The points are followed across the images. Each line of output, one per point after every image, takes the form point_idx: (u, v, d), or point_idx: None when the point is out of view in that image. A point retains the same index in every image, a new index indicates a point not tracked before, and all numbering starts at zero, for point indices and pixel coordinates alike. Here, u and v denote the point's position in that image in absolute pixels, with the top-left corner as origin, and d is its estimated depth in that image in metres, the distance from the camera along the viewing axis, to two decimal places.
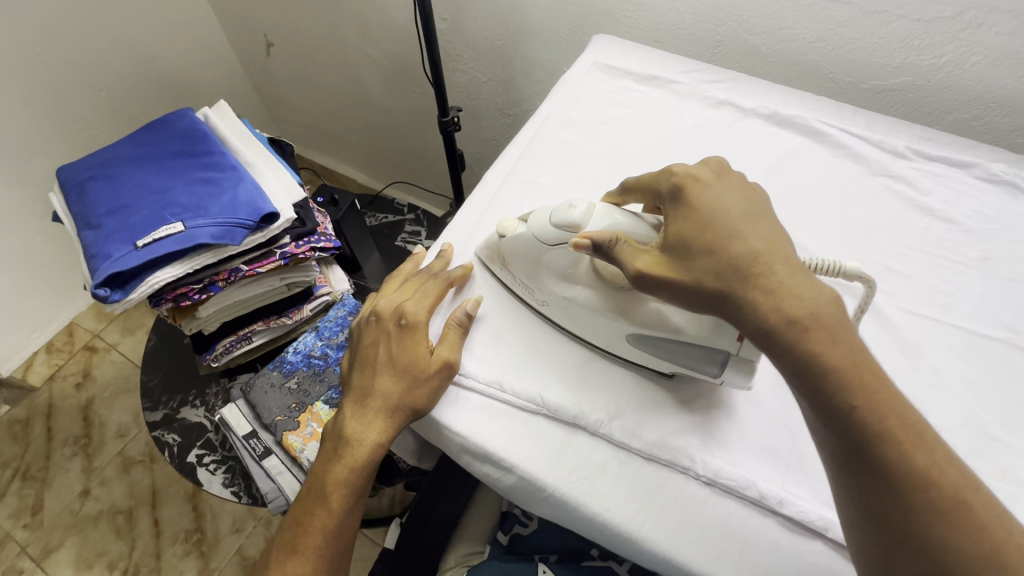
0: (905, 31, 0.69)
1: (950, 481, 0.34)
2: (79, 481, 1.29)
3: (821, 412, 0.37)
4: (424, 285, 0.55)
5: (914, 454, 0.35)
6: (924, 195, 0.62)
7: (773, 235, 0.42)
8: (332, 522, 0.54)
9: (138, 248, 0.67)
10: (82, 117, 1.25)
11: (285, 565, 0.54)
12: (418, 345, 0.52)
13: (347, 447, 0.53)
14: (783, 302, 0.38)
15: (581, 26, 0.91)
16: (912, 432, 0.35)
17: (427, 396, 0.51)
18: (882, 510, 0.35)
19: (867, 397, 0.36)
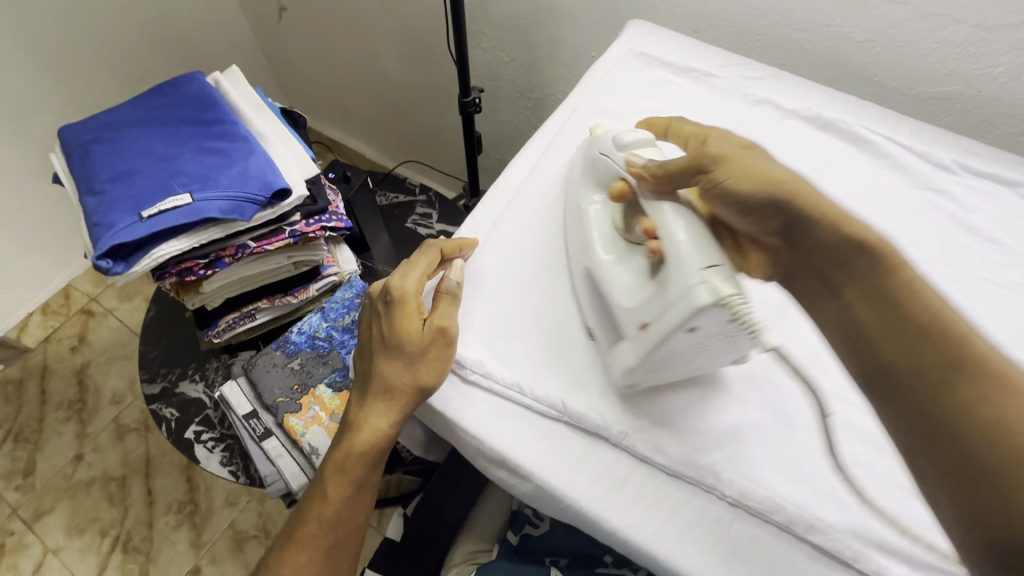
0: (962, 37, 0.65)
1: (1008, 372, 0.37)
2: (71, 446, 1.27)
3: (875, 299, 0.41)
4: (414, 258, 0.54)
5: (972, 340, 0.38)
6: (969, 212, 0.60)
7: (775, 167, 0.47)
8: (333, 513, 0.53)
9: (143, 220, 0.64)
10: (86, 73, 1.20)
11: (287, 557, 0.52)
12: (407, 317, 0.51)
13: (345, 432, 0.52)
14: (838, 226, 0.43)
15: (615, 10, 0.87)
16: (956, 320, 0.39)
17: (421, 372, 0.49)
18: (935, 420, 0.38)
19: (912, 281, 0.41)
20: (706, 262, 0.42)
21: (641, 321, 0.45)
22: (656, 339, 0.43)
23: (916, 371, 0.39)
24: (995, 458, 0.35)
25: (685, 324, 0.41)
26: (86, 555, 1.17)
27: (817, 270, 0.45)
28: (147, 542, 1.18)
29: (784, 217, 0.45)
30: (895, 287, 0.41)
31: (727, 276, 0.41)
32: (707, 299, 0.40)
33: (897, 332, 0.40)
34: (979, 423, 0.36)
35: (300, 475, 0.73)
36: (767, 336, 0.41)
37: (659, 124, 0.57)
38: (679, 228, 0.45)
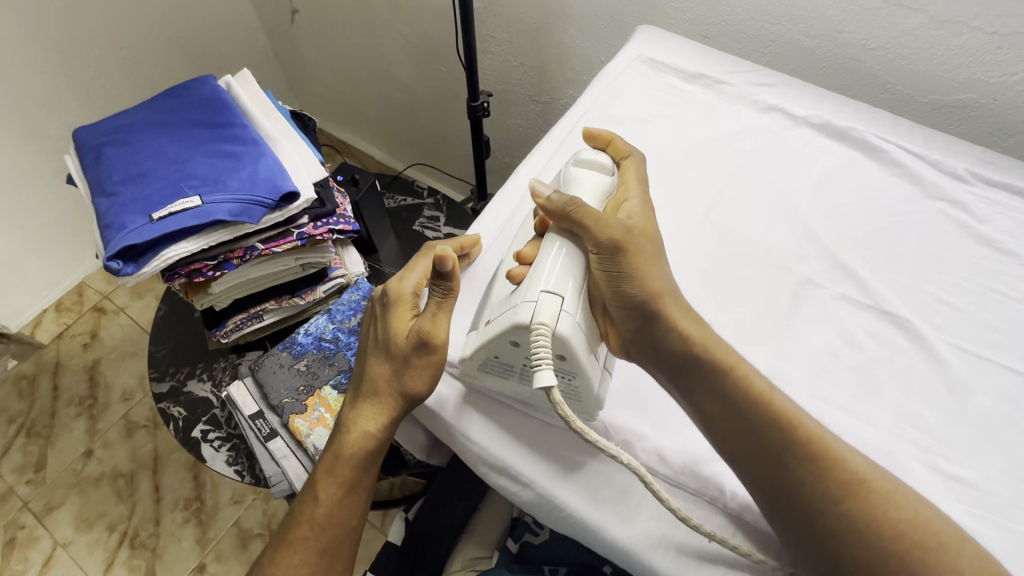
0: (978, 44, 0.64)
1: (840, 471, 0.41)
2: (82, 441, 1.29)
3: (715, 403, 0.44)
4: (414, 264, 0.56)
5: (796, 443, 0.42)
6: (982, 223, 0.59)
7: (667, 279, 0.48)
8: (326, 514, 0.53)
9: (153, 221, 0.64)
10: (102, 75, 1.23)
11: (275, 558, 0.53)
12: (399, 318, 0.52)
13: (340, 433, 0.53)
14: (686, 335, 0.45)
15: (625, 15, 0.87)
16: (784, 422, 0.42)
17: (413, 372, 0.50)
18: (779, 493, 0.41)
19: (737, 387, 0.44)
20: (550, 286, 0.45)
21: (488, 317, 0.49)
22: (484, 339, 0.47)
23: (759, 453, 0.42)
24: (825, 526, 0.40)
25: (507, 336, 0.46)
26: (93, 549, 1.18)
27: (670, 363, 0.46)
28: (154, 538, 1.19)
29: (644, 322, 0.46)
30: (741, 397, 0.43)
31: (556, 310, 0.44)
32: (527, 318, 0.44)
33: (736, 420, 0.43)
34: (812, 499, 0.41)
35: (303, 474, 0.74)
36: (543, 374, 0.42)
37: (620, 148, 0.57)
38: (547, 265, 0.47)
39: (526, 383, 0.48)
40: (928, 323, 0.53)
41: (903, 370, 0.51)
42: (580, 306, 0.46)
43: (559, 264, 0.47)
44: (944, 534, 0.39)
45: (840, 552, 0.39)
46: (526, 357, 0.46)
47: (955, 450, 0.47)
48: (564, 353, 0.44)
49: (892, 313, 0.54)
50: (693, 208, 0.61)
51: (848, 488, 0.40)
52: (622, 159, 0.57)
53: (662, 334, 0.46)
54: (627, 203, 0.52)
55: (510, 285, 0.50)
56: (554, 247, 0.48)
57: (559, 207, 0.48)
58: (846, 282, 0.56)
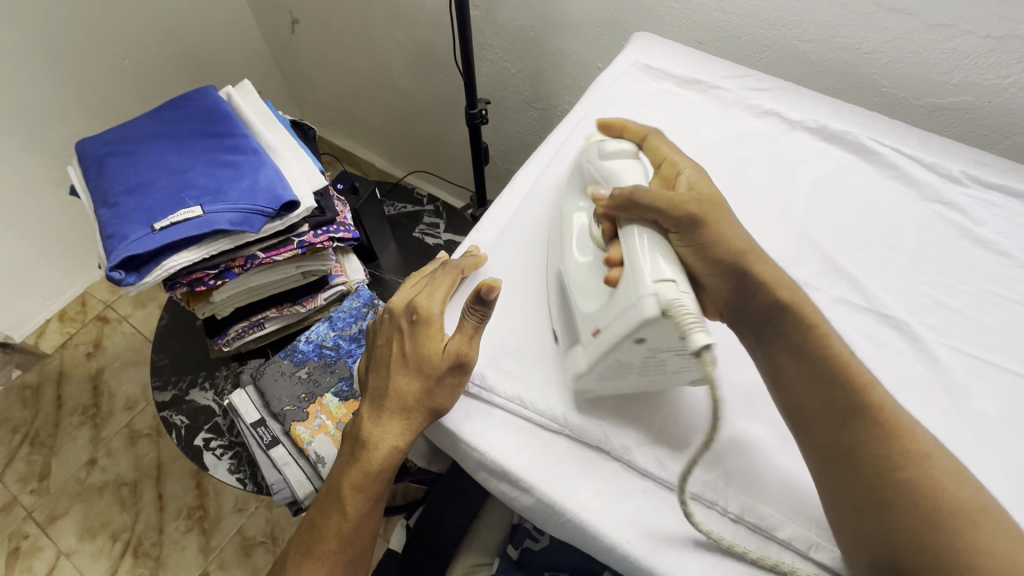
0: (971, 47, 0.65)
1: (910, 443, 0.40)
2: (85, 450, 1.30)
3: (797, 365, 0.45)
4: (438, 280, 0.55)
5: (873, 410, 0.41)
6: (979, 225, 0.59)
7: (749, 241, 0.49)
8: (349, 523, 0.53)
9: (155, 231, 0.65)
10: (104, 87, 1.24)
11: (300, 567, 0.53)
12: (432, 339, 0.51)
13: (362, 447, 0.52)
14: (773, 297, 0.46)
15: (620, 23, 0.88)
16: (854, 385, 0.42)
17: (444, 391, 0.51)
18: (836, 453, 0.42)
19: (818, 349, 0.44)
20: (657, 275, 0.43)
21: (595, 328, 0.47)
22: (605, 349, 0.45)
23: (825, 411, 0.43)
24: (880, 494, 0.39)
25: (632, 335, 0.43)
26: (97, 559, 1.18)
27: (754, 317, 0.47)
28: (157, 547, 1.19)
29: (737, 281, 0.48)
30: (822, 362, 0.44)
31: (676, 292, 0.42)
32: (653, 311, 0.42)
33: (808, 374, 0.44)
34: (872, 464, 0.40)
35: (304, 480, 0.74)
36: (698, 338, 0.41)
37: (635, 131, 0.58)
38: (639, 251, 0.45)
39: (647, 376, 0.47)
40: (927, 325, 0.53)
41: (901, 371, 0.51)
42: (689, 285, 0.44)
43: (654, 249, 0.45)
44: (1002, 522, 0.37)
45: (890, 520, 0.39)
46: (650, 350, 0.44)
47: (954, 454, 0.47)
48: (688, 330, 0.44)
49: (891, 316, 0.54)
50: None
51: (912, 456, 0.40)
52: (643, 140, 0.57)
53: (754, 293, 0.47)
54: (681, 175, 0.53)
55: (606, 288, 0.48)
56: (634, 235, 0.47)
57: (623, 198, 0.48)
58: (843, 286, 0.56)
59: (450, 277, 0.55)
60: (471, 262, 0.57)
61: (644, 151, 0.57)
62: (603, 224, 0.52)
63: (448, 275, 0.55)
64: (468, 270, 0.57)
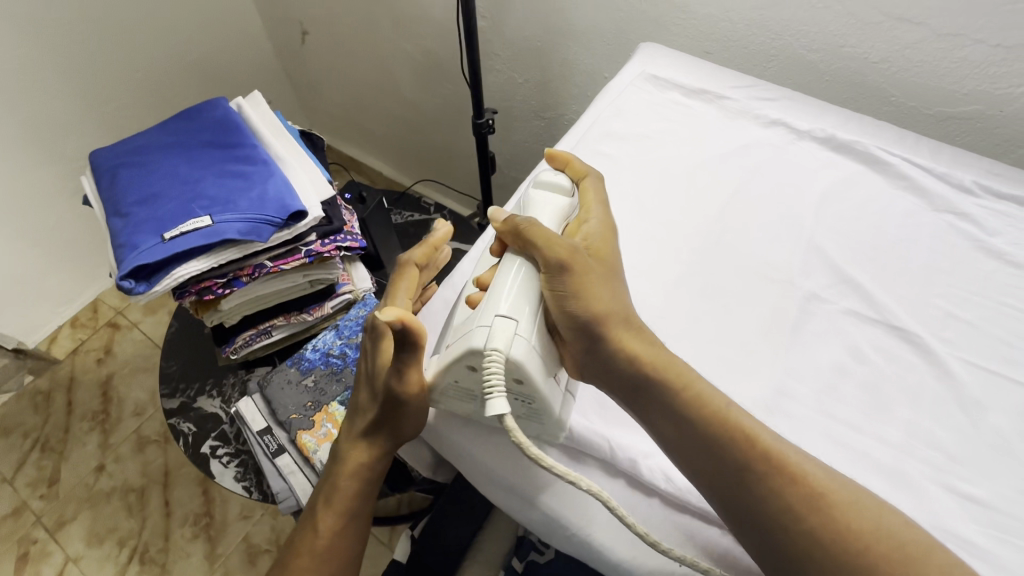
0: (981, 57, 0.64)
1: (809, 489, 0.40)
2: (94, 456, 1.31)
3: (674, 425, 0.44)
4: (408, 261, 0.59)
5: (758, 463, 0.41)
6: (992, 235, 0.58)
7: (618, 299, 0.47)
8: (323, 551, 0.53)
9: (165, 241, 0.65)
10: (118, 97, 1.27)
11: None
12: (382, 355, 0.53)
13: (330, 465, 0.55)
14: (633, 361, 0.45)
15: (626, 33, 0.88)
16: (742, 439, 0.42)
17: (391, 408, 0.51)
18: (738, 512, 0.41)
19: (689, 402, 0.44)
20: (505, 311, 0.44)
21: (450, 340, 0.48)
22: (446, 362, 0.46)
23: (719, 473, 0.42)
24: (793, 547, 0.39)
25: (463, 360, 0.44)
26: (104, 565, 1.19)
27: (624, 383, 0.46)
28: (163, 554, 1.19)
29: (591, 342, 0.46)
30: (696, 419, 0.43)
31: (510, 335, 0.43)
32: (480, 343, 0.43)
33: (693, 441, 0.43)
34: (777, 516, 0.40)
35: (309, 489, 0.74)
36: (496, 404, 0.41)
37: (576, 169, 0.57)
38: (503, 288, 0.46)
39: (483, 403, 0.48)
40: (940, 339, 0.52)
41: (914, 385, 0.50)
42: (533, 332, 0.44)
43: (519, 289, 0.45)
44: (910, 544, 0.38)
45: (808, 568, 0.39)
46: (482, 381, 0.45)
47: (969, 470, 0.46)
48: (521, 377, 0.43)
49: (902, 328, 0.53)
50: (701, 222, 0.61)
51: (816, 500, 0.40)
52: (581, 180, 0.56)
53: (608, 360, 0.46)
54: (586, 223, 0.52)
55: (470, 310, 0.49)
56: (512, 267, 0.47)
57: (512, 227, 0.48)
58: (854, 297, 0.55)
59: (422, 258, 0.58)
60: (421, 252, 0.58)
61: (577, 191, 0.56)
62: (494, 243, 0.52)
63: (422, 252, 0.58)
64: (422, 261, 0.58)
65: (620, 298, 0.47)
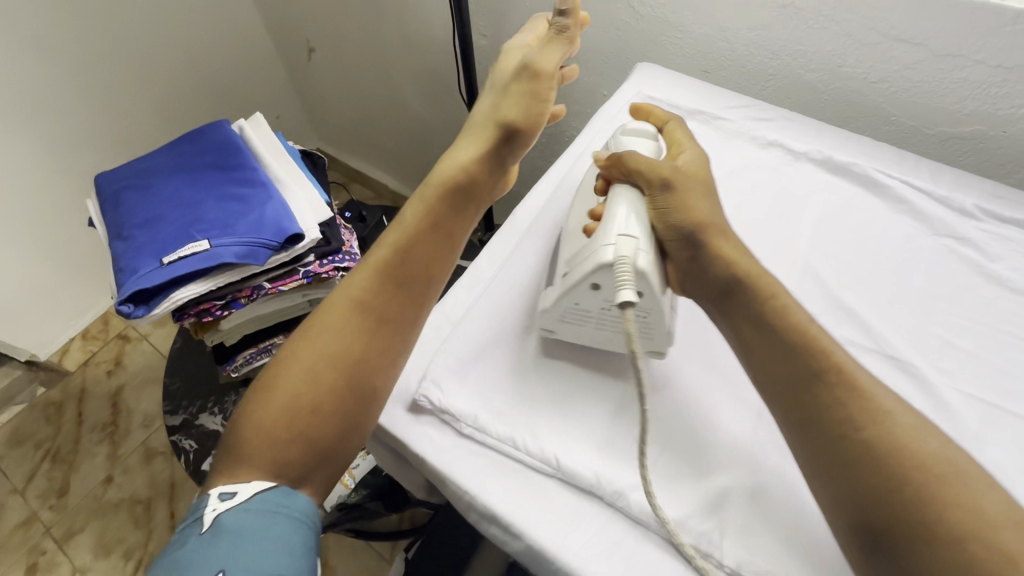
0: (982, 77, 0.63)
1: (876, 405, 0.41)
2: (103, 468, 1.33)
3: (756, 329, 0.47)
4: (486, 97, 0.67)
5: (832, 360, 0.43)
6: (993, 260, 0.57)
7: (714, 215, 0.52)
8: (351, 353, 0.50)
9: (163, 265, 0.66)
10: (129, 113, 1.30)
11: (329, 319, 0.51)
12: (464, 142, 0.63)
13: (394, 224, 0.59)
14: (728, 268, 0.49)
15: (624, 52, 0.89)
16: (816, 349, 0.44)
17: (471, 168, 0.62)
18: (801, 416, 0.43)
19: (773, 304, 0.47)
20: (623, 230, 0.49)
21: (566, 270, 0.52)
22: (568, 285, 0.50)
23: (787, 378, 0.44)
24: (847, 455, 0.40)
25: (588, 279, 0.48)
26: None
27: (713, 289, 0.49)
28: None
29: (692, 252, 0.50)
30: (777, 322, 0.46)
31: (634, 248, 0.47)
32: (609, 256, 0.47)
33: (769, 347, 0.45)
34: (836, 422, 0.41)
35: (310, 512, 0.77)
36: (625, 294, 0.46)
37: (660, 117, 0.61)
38: (621, 207, 0.51)
39: (603, 327, 0.51)
40: (937, 368, 0.51)
41: None
42: (651, 248, 0.49)
43: (629, 210, 0.50)
44: (967, 473, 0.38)
45: (859, 477, 0.39)
46: (604, 300, 0.49)
47: None
48: (643, 288, 0.47)
49: (899, 358, 0.52)
50: None
51: (884, 413, 0.40)
52: (664, 124, 0.61)
53: (705, 272, 0.49)
54: (683, 154, 0.57)
55: (584, 239, 0.53)
56: (622, 192, 0.53)
57: (615, 159, 0.55)
58: (850, 326, 0.54)
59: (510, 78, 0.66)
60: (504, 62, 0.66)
61: (661, 136, 0.60)
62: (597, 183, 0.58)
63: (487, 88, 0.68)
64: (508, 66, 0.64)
65: (715, 213, 0.52)
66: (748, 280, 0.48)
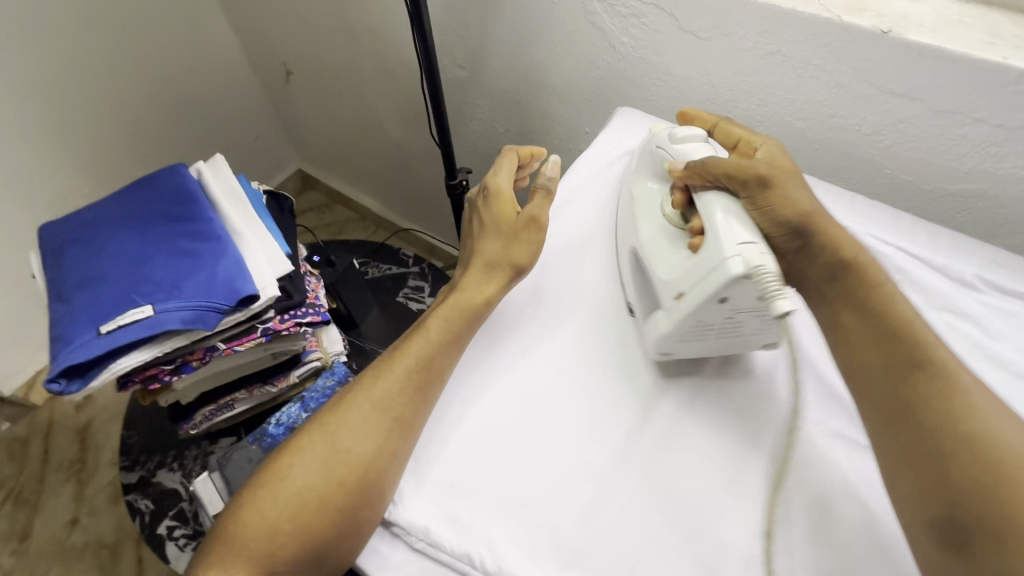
0: (982, 136, 0.59)
1: (969, 407, 0.40)
2: (68, 509, 1.27)
3: (864, 321, 0.46)
4: (504, 188, 0.60)
5: (936, 351, 0.43)
6: (996, 340, 0.53)
7: (813, 203, 0.51)
8: (347, 460, 0.47)
9: (100, 335, 0.61)
10: (95, 141, 1.25)
11: (335, 430, 0.48)
12: (505, 206, 0.58)
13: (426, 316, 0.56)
14: (846, 267, 0.48)
15: (606, 90, 0.84)
16: (916, 340, 0.44)
17: (522, 248, 0.57)
18: (899, 407, 0.42)
19: (872, 297, 0.47)
20: (742, 238, 0.46)
21: (677, 291, 0.48)
22: (692, 307, 0.47)
23: (883, 367, 0.44)
24: (941, 444, 0.39)
25: (716, 294, 0.45)
26: None
27: (823, 277, 0.49)
28: None
29: (804, 241, 0.50)
30: (884, 314, 0.46)
31: (760, 253, 0.44)
32: (739, 269, 0.44)
33: (874, 340, 0.45)
34: (932, 416, 0.41)
35: None
36: (782, 304, 0.43)
37: (706, 120, 0.61)
38: (722, 212, 0.48)
39: (723, 336, 0.49)
40: None
41: None
42: (768, 248, 0.46)
43: (730, 213, 0.48)
44: None
45: (949, 469, 0.38)
46: (732, 309, 0.46)
47: None
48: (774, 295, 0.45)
49: None
50: None
51: (992, 410, 0.40)
52: (713, 127, 0.60)
53: (814, 262, 0.50)
54: (760, 149, 0.56)
55: (687, 255, 0.51)
56: (716, 198, 0.50)
57: (695, 168, 0.52)
58: (843, 417, 0.50)
59: (508, 221, 0.58)
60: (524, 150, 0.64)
61: (713, 136, 0.60)
62: (673, 197, 0.55)
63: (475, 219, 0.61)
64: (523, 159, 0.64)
65: (811, 201, 0.51)
66: (856, 273, 0.48)
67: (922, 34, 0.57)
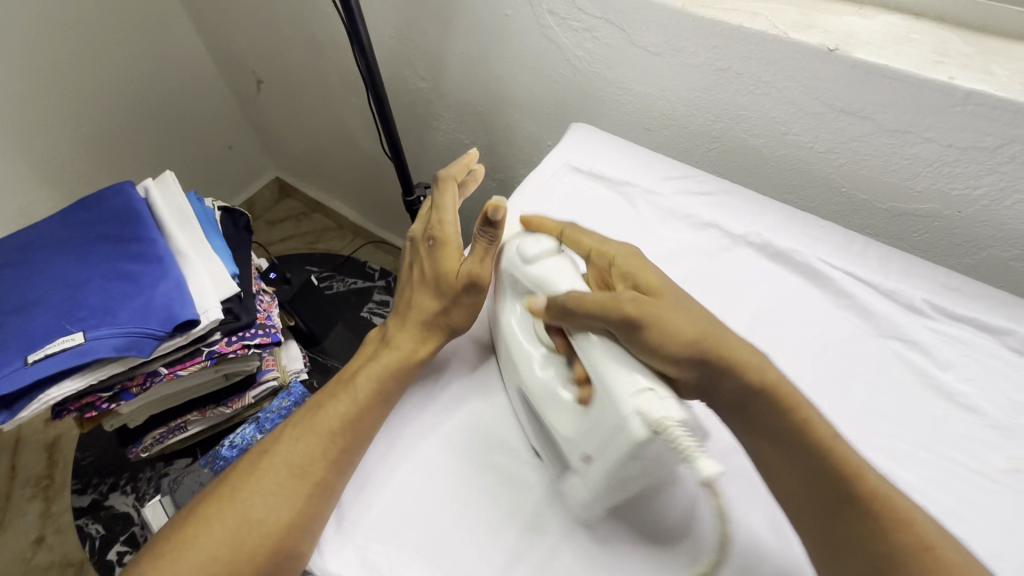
0: (934, 156, 0.57)
1: (895, 509, 0.39)
2: (34, 527, 1.25)
3: (772, 435, 0.43)
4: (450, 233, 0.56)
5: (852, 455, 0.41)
6: (942, 369, 0.51)
7: (700, 319, 0.45)
8: (255, 531, 0.45)
9: (27, 365, 0.60)
10: (58, 154, 1.22)
11: (248, 498, 0.47)
12: (449, 258, 0.55)
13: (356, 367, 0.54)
14: (750, 380, 0.43)
15: (564, 104, 0.82)
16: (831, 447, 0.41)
17: (459, 310, 0.54)
18: (830, 519, 0.40)
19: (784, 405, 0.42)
20: (632, 387, 0.40)
21: (583, 454, 0.42)
22: (604, 474, 0.41)
23: (814, 483, 0.41)
24: (880, 560, 0.38)
25: (626, 458, 0.40)
26: None
27: (732, 395, 0.44)
28: None
29: (706, 372, 0.43)
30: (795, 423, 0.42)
31: (657, 399, 0.39)
32: (643, 430, 0.38)
33: (793, 449, 0.42)
34: (871, 530, 0.39)
35: None
36: (704, 464, 0.38)
37: (550, 226, 0.55)
38: (606, 360, 0.42)
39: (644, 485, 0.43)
40: None
41: None
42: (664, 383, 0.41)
43: (615, 361, 0.42)
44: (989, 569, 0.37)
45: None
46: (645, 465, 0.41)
47: None
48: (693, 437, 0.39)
49: None
50: None
51: (912, 517, 0.39)
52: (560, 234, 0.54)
53: (721, 385, 0.44)
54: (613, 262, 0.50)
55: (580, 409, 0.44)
56: (596, 348, 0.43)
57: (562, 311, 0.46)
58: None
59: (448, 276, 0.54)
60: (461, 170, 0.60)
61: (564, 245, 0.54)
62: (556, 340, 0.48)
63: (414, 269, 0.58)
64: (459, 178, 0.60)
65: (696, 317, 0.44)
66: (759, 387, 0.43)
67: (870, 52, 0.55)
